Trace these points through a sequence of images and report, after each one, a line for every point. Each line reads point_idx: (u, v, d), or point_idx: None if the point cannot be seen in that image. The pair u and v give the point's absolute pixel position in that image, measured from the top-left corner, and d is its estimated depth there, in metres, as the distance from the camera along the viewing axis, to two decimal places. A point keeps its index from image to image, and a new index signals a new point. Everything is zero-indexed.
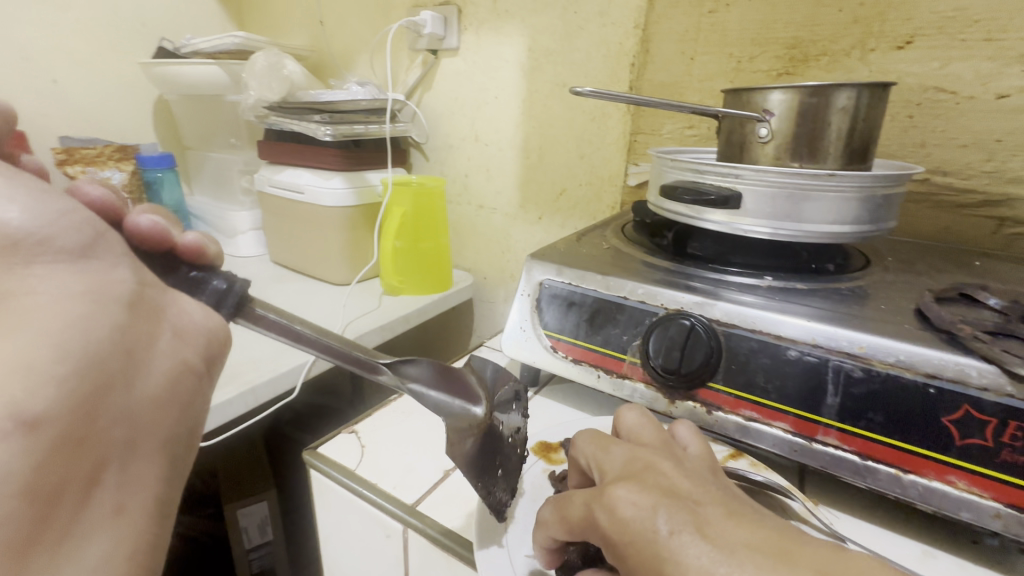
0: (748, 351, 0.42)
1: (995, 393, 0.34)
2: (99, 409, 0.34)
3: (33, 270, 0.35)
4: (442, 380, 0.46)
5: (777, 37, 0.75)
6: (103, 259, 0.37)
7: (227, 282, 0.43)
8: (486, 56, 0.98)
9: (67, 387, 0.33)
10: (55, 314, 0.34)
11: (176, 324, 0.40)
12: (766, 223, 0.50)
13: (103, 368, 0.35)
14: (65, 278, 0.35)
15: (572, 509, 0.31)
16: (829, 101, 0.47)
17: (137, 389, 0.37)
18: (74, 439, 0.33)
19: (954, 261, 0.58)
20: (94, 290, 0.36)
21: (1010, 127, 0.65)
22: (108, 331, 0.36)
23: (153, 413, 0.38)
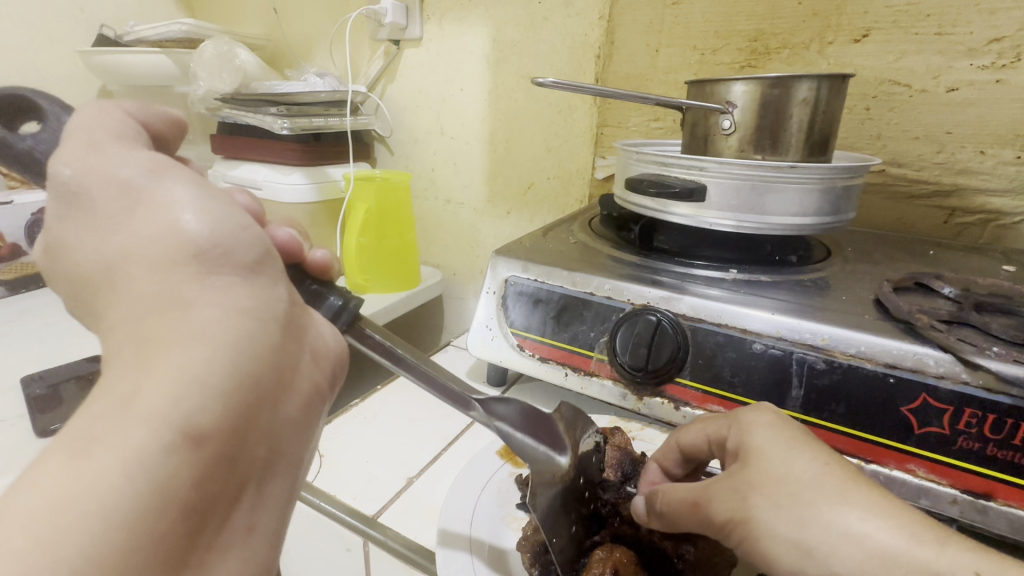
0: (713, 345, 0.42)
1: (951, 381, 0.34)
2: (246, 436, 0.23)
3: (209, 282, 0.24)
4: (530, 422, 0.37)
5: (738, 30, 0.75)
6: (271, 275, 0.27)
7: (341, 298, 0.34)
8: (451, 46, 0.95)
9: (229, 406, 0.22)
10: (217, 320, 0.23)
11: (315, 344, 0.29)
12: (731, 216, 0.50)
13: (257, 383, 0.24)
14: (238, 294, 0.25)
15: (710, 424, 0.34)
16: (790, 93, 0.47)
17: (285, 410, 0.26)
18: (213, 479, 0.21)
19: (909, 250, 0.60)
20: (261, 309, 0.25)
21: (959, 119, 0.67)
22: (268, 349, 0.25)
23: (299, 431, 0.27)
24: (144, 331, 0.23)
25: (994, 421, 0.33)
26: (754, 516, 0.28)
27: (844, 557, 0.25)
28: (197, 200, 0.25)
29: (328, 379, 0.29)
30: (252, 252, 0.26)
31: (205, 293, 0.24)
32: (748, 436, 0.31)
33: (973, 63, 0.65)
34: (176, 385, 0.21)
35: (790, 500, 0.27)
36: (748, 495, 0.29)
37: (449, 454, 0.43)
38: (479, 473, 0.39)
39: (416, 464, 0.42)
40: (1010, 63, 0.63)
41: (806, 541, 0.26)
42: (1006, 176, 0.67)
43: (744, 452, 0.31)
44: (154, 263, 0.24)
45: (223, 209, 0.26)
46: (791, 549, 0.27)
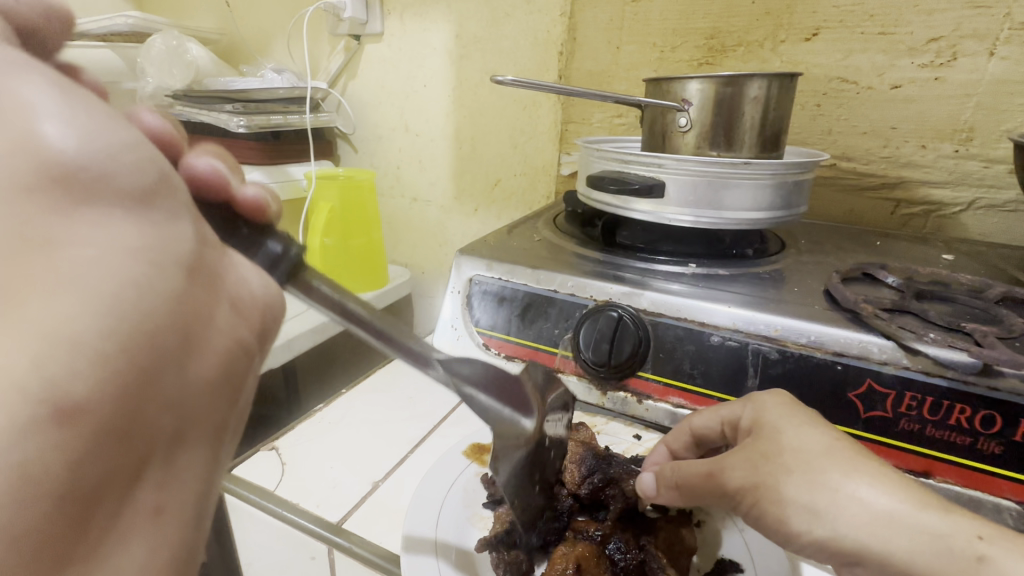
0: (674, 339, 0.43)
1: (893, 367, 0.36)
2: (146, 405, 0.20)
3: (80, 217, 0.20)
4: (493, 381, 0.37)
5: (696, 28, 0.76)
6: (164, 210, 0.22)
7: (281, 244, 0.30)
8: (413, 42, 0.94)
9: (116, 369, 0.19)
10: (105, 266, 0.20)
11: (225, 296, 0.24)
12: (689, 212, 0.51)
13: (156, 343, 0.20)
14: (121, 231, 0.20)
15: (727, 407, 0.36)
16: (742, 91, 0.48)
17: (187, 371, 0.22)
18: (107, 458, 0.19)
19: (859, 241, 0.63)
20: (155, 249, 0.21)
21: (903, 115, 0.70)
22: (169, 302, 0.21)
23: (207, 395, 0.23)
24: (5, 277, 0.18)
25: (932, 403, 0.36)
26: (766, 483, 0.30)
27: (852, 518, 0.27)
28: (70, 109, 0.20)
29: (242, 339, 0.25)
30: (143, 180, 0.22)
31: (89, 232, 0.20)
32: (764, 412, 0.33)
33: (915, 61, 0.68)
34: (64, 345, 0.18)
35: (805, 470, 0.29)
36: (762, 464, 0.30)
37: (415, 457, 0.43)
38: (445, 474, 0.39)
39: (382, 468, 0.42)
40: (948, 62, 0.66)
41: (815, 503, 0.28)
42: (946, 168, 0.70)
43: (760, 427, 0.32)
44: (9, 196, 0.19)
45: (102, 123, 0.21)
46: (804, 511, 0.28)
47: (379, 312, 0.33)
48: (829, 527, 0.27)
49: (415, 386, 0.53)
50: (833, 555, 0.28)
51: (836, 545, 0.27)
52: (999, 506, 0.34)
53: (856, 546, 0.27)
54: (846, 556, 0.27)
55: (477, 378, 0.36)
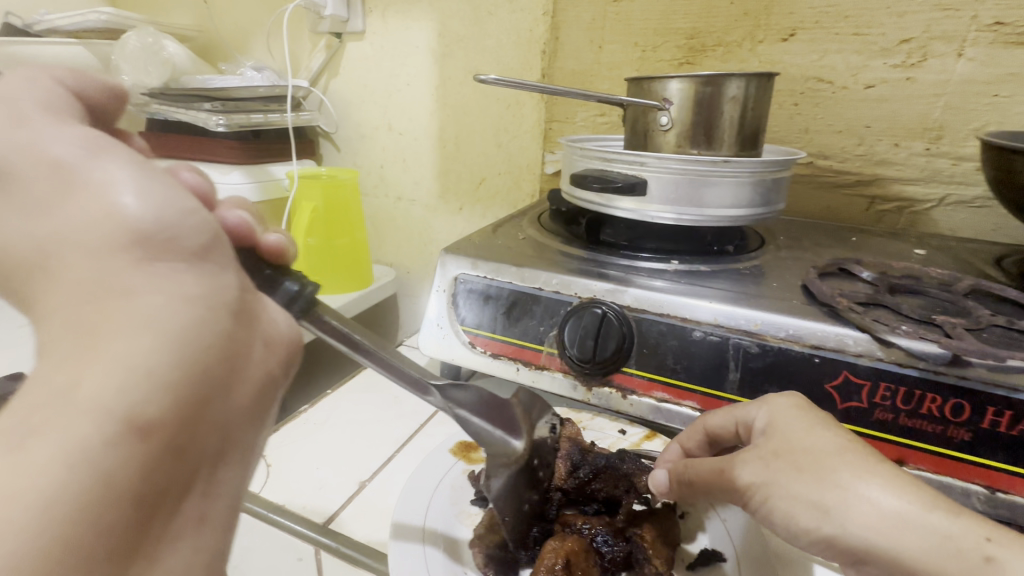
0: (657, 334, 0.43)
1: (868, 358, 0.37)
2: (194, 433, 0.21)
3: (152, 269, 0.21)
4: (486, 406, 0.36)
5: (676, 28, 0.78)
6: (221, 263, 0.24)
7: (297, 283, 0.31)
8: (395, 40, 0.93)
9: (178, 397, 0.20)
10: (161, 309, 0.21)
11: (267, 332, 0.26)
12: (671, 210, 0.51)
13: (205, 377, 0.22)
14: (185, 283, 0.22)
15: (744, 408, 0.35)
16: (721, 91, 0.49)
17: (236, 398, 0.23)
18: (155, 482, 0.20)
19: (836, 237, 0.64)
20: (209, 299, 0.22)
21: (877, 114, 0.72)
22: (217, 341, 0.22)
23: (249, 418, 0.24)
24: (82, 316, 0.21)
25: (905, 393, 0.37)
26: (774, 481, 0.29)
27: (861, 517, 0.27)
28: (139, 175, 0.22)
29: (280, 366, 0.27)
30: (201, 236, 0.23)
31: (157, 281, 0.21)
32: (779, 415, 0.32)
33: (887, 62, 0.70)
34: (119, 381, 0.19)
35: (818, 471, 0.28)
36: (771, 462, 0.30)
37: (401, 457, 0.43)
38: (432, 471, 0.39)
39: (368, 468, 0.42)
40: (918, 62, 0.69)
41: (825, 501, 0.28)
42: (918, 166, 0.72)
43: (772, 427, 0.32)
44: (92, 252, 0.21)
45: (168, 192, 0.22)
46: (813, 507, 0.28)
47: (377, 338, 0.34)
48: (837, 524, 0.27)
49: (401, 386, 0.53)
50: (841, 553, 0.28)
51: (845, 543, 0.27)
52: (968, 491, 0.36)
53: (866, 546, 0.27)
54: (852, 555, 0.27)
55: (471, 403, 0.36)
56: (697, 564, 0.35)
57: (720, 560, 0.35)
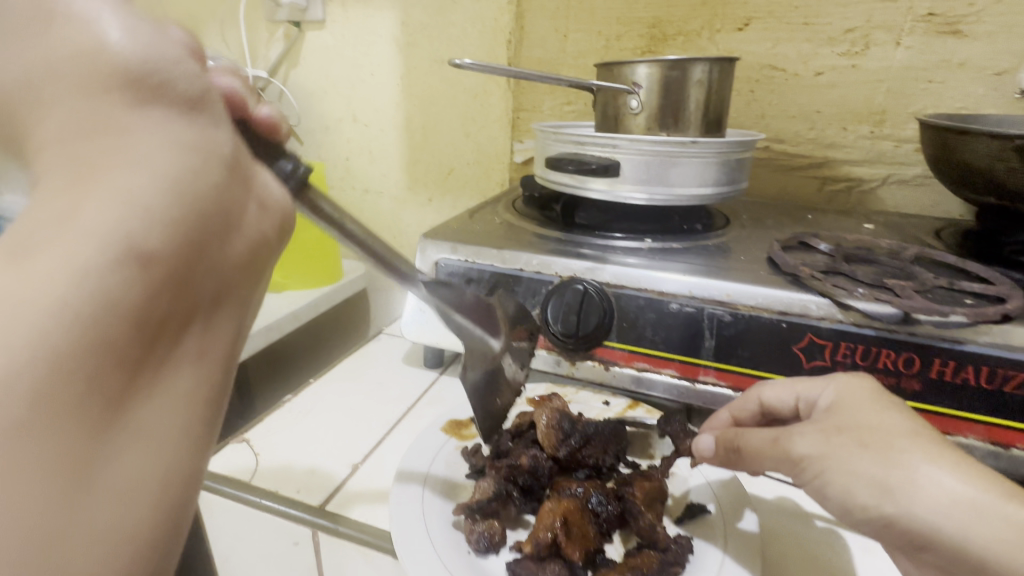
0: (636, 308, 0.45)
1: (830, 321, 0.40)
2: (187, 271, 0.20)
3: (143, 109, 0.19)
4: (475, 316, 0.44)
5: (639, 17, 0.82)
6: (214, 114, 0.21)
7: (291, 162, 0.28)
8: (358, 29, 0.92)
9: (173, 226, 0.19)
10: (153, 145, 0.19)
11: (262, 194, 0.23)
12: (642, 190, 0.54)
13: (200, 216, 0.20)
14: (176, 125, 0.20)
15: (812, 384, 0.37)
16: (686, 75, 0.52)
17: (231, 249, 0.21)
18: (147, 314, 0.18)
19: (793, 216, 0.68)
20: (202, 143, 0.20)
21: (826, 100, 0.77)
22: (212, 188, 0.20)
23: (245, 273, 0.22)
24: (73, 148, 0.19)
25: (864, 350, 0.40)
26: (835, 455, 0.31)
27: (928, 499, 0.28)
28: (122, 9, 0.19)
29: (278, 234, 0.24)
30: (195, 87, 0.20)
31: (149, 125, 0.19)
32: (846, 395, 0.34)
33: (834, 50, 0.75)
34: (113, 207, 0.18)
35: (884, 456, 0.30)
36: (834, 436, 0.32)
37: (392, 439, 0.43)
38: (427, 446, 0.39)
39: (360, 451, 0.42)
40: (861, 51, 0.74)
41: (888, 480, 0.29)
42: (864, 148, 0.78)
43: (837, 406, 0.34)
44: (70, 82, 0.18)
45: (155, 33, 0.19)
46: (873, 486, 0.30)
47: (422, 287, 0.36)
48: (901, 503, 0.29)
49: (384, 372, 0.53)
50: (899, 536, 0.30)
51: (904, 524, 0.29)
52: None
53: (927, 527, 0.28)
54: (915, 539, 0.29)
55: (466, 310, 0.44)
56: (684, 518, 0.35)
57: (705, 513, 0.35)
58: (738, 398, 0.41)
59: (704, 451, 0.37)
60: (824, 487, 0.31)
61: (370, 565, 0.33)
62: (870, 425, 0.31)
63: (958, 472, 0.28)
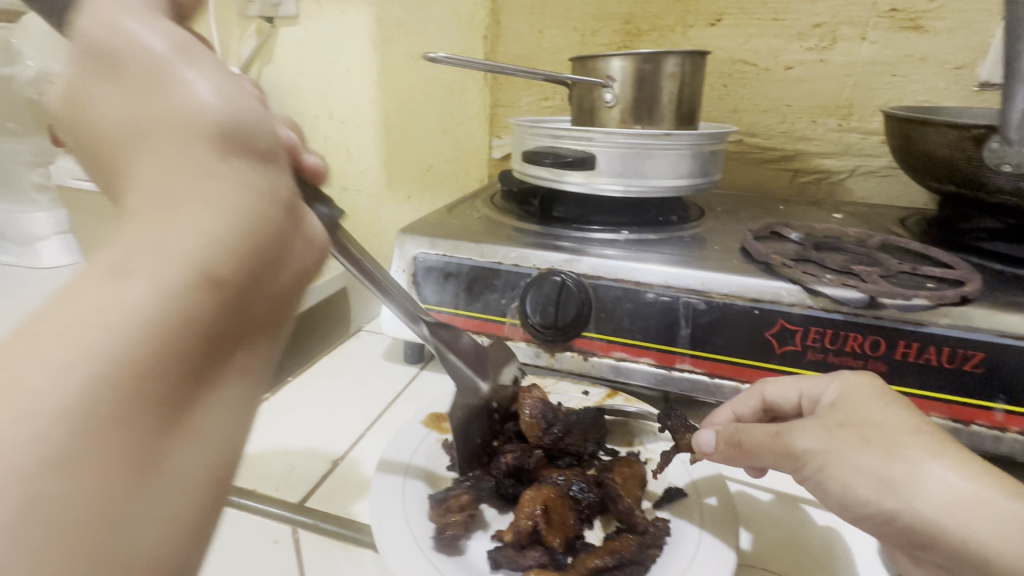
0: (613, 298, 0.45)
1: (800, 306, 0.42)
2: (246, 299, 0.21)
3: (225, 156, 0.21)
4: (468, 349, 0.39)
5: (614, 13, 0.82)
6: (279, 163, 0.23)
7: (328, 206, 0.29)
8: (333, 25, 0.91)
9: (238, 254, 0.20)
10: (226, 184, 0.21)
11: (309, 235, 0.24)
12: (618, 182, 0.54)
13: (259, 248, 0.21)
14: (249, 171, 0.22)
15: (817, 380, 0.37)
16: (659, 68, 0.52)
17: (281, 283, 0.22)
18: (211, 336, 0.19)
19: (766, 207, 0.69)
20: (269, 186, 0.22)
21: (795, 94, 0.79)
22: (273, 226, 0.22)
23: (287, 307, 0.23)
24: (156, 181, 0.20)
25: (833, 334, 0.41)
26: (839, 452, 0.31)
27: (929, 494, 0.28)
28: (213, 73, 0.22)
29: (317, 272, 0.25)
30: (268, 140, 0.23)
31: (230, 169, 0.21)
32: (851, 392, 0.34)
33: (803, 45, 0.77)
34: (185, 237, 0.19)
35: (885, 450, 0.30)
36: (836, 431, 0.32)
37: (372, 435, 0.43)
38: (407, 440, 0.39)
39: (340, 448, 0.41)
40: (829, 46, 0.76)
41: (890, 474, 0.29)
42: (832, 141, 0.80)
43: (841, 402, 0.34)
44: (168, 129, 0.21)
45: (236, 88, 0.22)
46: (874, 480, 0.30)
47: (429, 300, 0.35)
48: (900, 496, 0.29)
49: (365, 368, 0.53)
50: (901, 533, 0.29)
51: (904, 518, 0.29)
52: None
53: (927, 523, 0.28)
54: (915, 536, 0.29)
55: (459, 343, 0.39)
56: (662, 503, 0.36)
57: (682, 497, 0.36)
58: (743, 395, 0.41)
59: (705, 447, 0.37)
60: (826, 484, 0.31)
61: (352, 561, 0.33)
62: (872, 420, 0.31)
63: (953, 465, 0.29)
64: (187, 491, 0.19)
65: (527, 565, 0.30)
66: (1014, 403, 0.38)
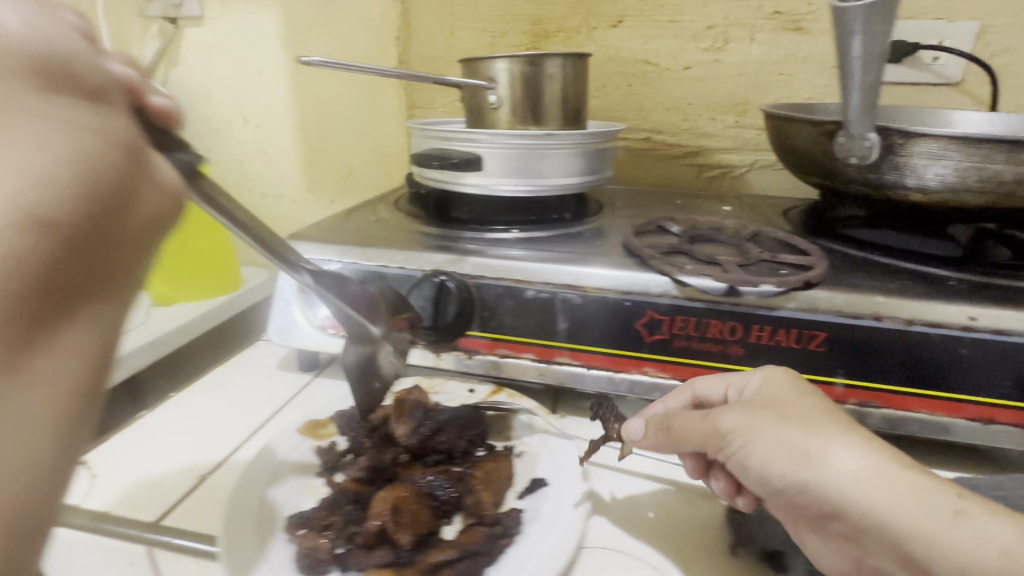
0: (495, 296, 0.46)
1: (666, 297, 0.44)
2: (83, 241, 0.21)
3: (51, 100, 0.21)
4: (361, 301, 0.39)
5: (520, 15, 0.84)
6: (114, 102, 0.24)
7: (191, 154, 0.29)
8: (240, 26, 0.89)
9: (75, 192, 0.21)
10: (51, 127, 0.21)
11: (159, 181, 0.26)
12: (508, 182, 0.55)
13: (99, 184, 0.22)
14: (79, 112, 0.22)
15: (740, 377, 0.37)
16: (541, 70, 0.54)
17: (127, 226, 0.23)
18: (48, 279, 0.20)
19: (666, 201, 0.72)
20: (101, 127, 0.23)
21: (695, 93, 0.83)
22: (112, 170, 0.23)
23: (135, 252, 0.24)
24: None
25: (697, 322, 0.43)
26: (761, 429, 0.31)
27: (839, 467, 0.28)
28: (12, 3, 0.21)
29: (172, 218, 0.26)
30: (93, 81, 0.23)
31: (50, 115, 0.21)
32: (773, 383, 0.34)
33: (698, 46, 0.81)
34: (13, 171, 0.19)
35: (804, 423, 0.30)
36: (759, 411, 0.32)
37: (248, 446, 0.42)
38: (276, 449, 0.38)
39: (210, 462, 0.40)
40: (722, 46, 0.80)
41: (805, 445, 0.29)
42: (732, 137, 0.84)
43: (763, 392, 0.34)
44: None
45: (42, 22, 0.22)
46: (790, 453, 0.30)
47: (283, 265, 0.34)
48: (814, 467, 0.29)
49: (253, 380, 0.51)
50: (811, 505, 0.29)
51: (814, 490, 0.29)
52: None
53: (838, 496, 0.28)
54: (825, 512, 0.29)
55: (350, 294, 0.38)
56: (525, 493, 0.36)
57: (544, 486, 0.36)
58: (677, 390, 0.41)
59: (635, 435, 0.37)
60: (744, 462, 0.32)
61: None
62: (798, 404, 0.32)
63: (858, 440, 0.29)
64: (32, 428, 0.19)
65: (371, 564, 0.30)
66: (849, 376, 0.41)
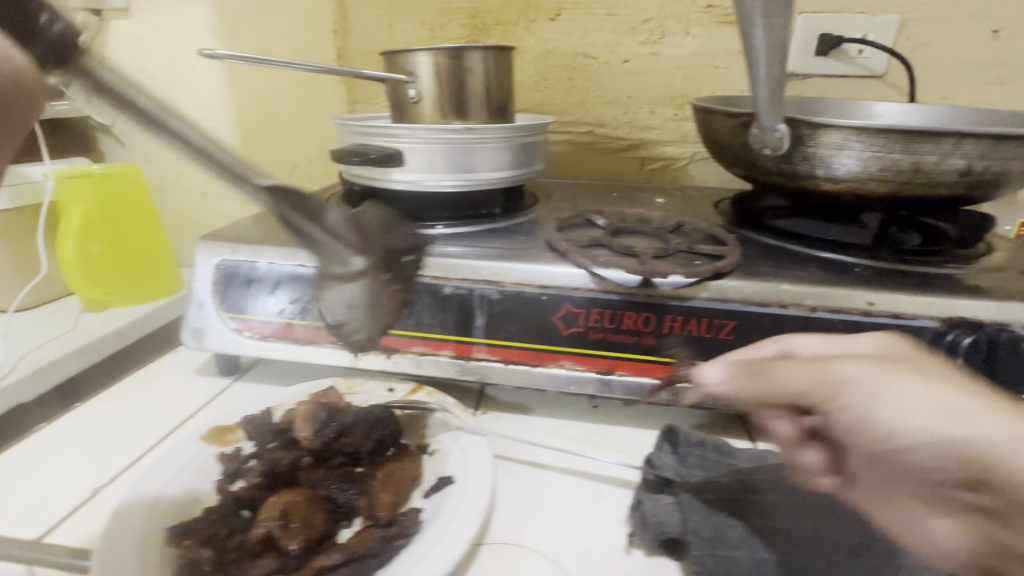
0: (413, 293, 0.45)
1: (582, 290, 0.44)
2: None
3: None
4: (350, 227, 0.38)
5: (459, 7, 0.83)
6: None
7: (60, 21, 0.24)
8: (166, 18, 0.84)
9: None
10: None
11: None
12: (433, 177, 0.55)
13: None
14: None
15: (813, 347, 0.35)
16: (463, 63, 0.53)
17: None
18: None
19: (603, 194, 0.72)
20: None
21: (635, 86, 0.83)
22: None
23: None
24: None
25: (611, 314, 0.43)
26: (886, 387, 0.28)
27: (995, 430, 0.24)
28: None
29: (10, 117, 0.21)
30: None
31: None
32: (892, 353, 0.31)
33: (636, 39, 0.81)
34: None
35: (921, 378, 0.28)
36: (886, 366, 0.28)
37: (151, 456, 0.40)
38: (173, 459, 0.37)
39: (107, 474, 0.39)
40: (658, 39, 0.80)
41: (951, 404, 0.26)
42: (671, 129, 0.85)
43: (898, 361, 0.29)
44: None
45: None
46: (936, 412, 0.26)
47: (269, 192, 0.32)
48: (963, 426, 0.25)
49: (168, 387, 0.50)
50: (965, 468, 0.25)
51: (979, 451, 0.24)
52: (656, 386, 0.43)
53: (997, 459, 0.24)
54: (977, 476, 0.25)
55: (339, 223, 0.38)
56: (430, 491, 0.35)
57: (449, 483, 0.36)
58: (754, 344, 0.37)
59: (709, 380, 0.30)
60: (946, 459, 0.25)
61: None
62: (928, 372, 0.28)
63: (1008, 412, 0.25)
64: None
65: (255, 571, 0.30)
66: None
